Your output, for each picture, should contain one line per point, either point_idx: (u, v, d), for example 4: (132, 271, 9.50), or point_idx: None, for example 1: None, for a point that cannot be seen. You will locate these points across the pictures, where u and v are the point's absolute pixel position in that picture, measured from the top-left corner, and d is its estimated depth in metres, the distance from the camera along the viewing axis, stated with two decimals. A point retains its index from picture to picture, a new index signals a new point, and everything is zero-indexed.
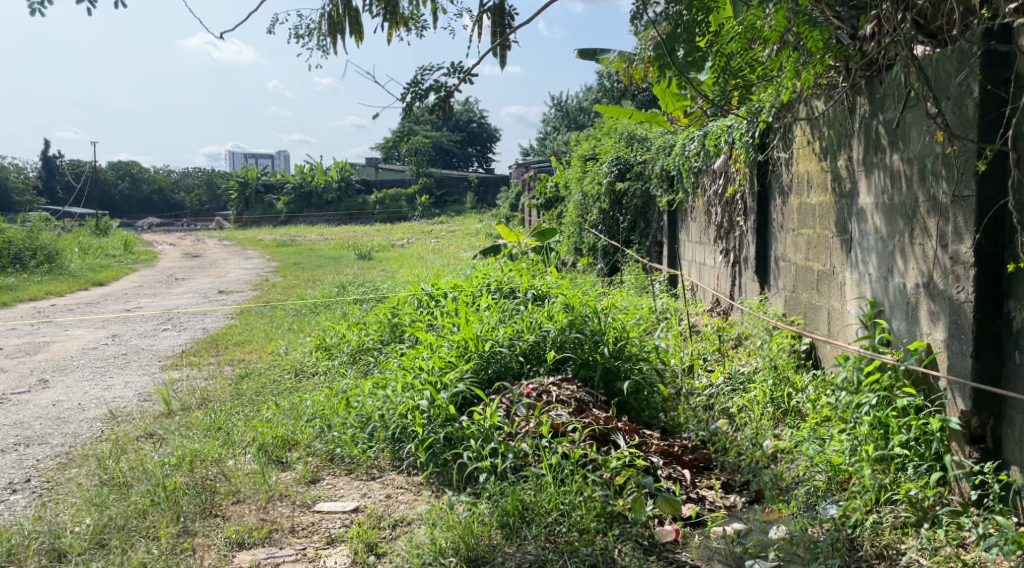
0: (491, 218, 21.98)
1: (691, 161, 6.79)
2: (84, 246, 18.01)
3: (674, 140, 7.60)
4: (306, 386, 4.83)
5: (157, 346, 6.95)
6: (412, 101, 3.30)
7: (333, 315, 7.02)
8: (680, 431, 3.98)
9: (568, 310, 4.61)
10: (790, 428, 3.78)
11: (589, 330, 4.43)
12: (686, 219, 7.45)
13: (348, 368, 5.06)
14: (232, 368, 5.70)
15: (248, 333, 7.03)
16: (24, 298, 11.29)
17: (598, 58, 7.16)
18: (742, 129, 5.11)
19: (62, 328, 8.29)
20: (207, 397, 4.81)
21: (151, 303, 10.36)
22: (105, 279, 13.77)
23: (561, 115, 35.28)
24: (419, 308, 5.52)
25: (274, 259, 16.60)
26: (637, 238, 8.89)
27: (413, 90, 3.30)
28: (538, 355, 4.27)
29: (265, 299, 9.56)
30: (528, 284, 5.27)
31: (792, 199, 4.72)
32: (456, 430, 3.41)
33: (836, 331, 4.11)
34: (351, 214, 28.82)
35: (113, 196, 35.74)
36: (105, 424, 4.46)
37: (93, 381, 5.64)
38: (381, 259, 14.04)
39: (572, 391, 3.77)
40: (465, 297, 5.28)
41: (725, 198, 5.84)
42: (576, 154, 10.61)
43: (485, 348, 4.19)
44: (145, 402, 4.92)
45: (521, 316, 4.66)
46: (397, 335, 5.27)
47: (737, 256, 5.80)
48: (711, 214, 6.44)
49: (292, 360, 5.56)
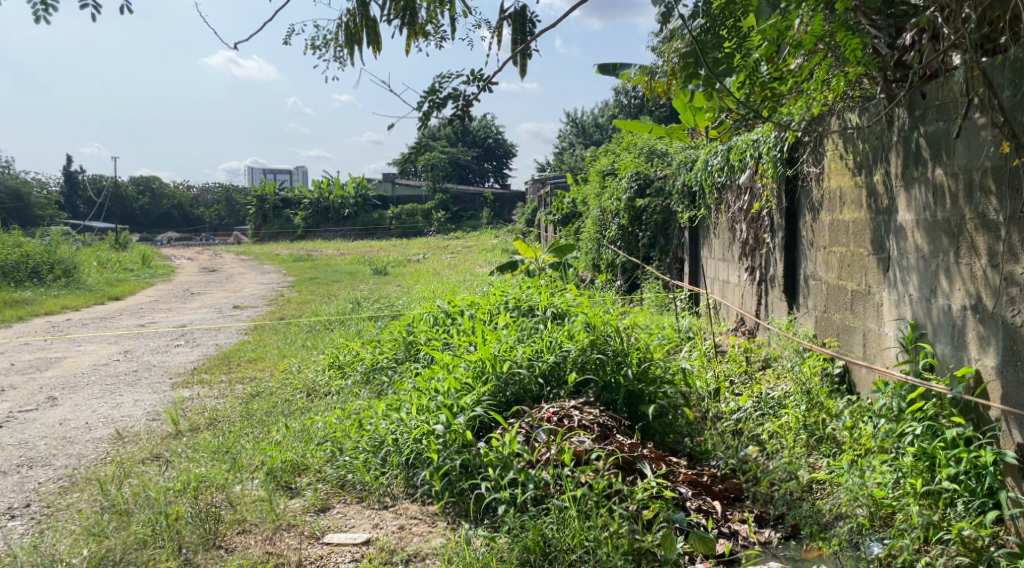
0: (508, 233, 21.83)
1: (714, 176, 6.61)
2: (102, 260, 18.05)
3: (696, 155, 7.43)
4: (318, 406, 4.68)
5: (168, 362, 6.83)
6: (429, 111, 3.15)
7: (347, 332, 6.88)
8: (709, 459, 3.79)
9: (590, 329, 4.43)
10: (827, 458, 3.59)
11: (612, 351, 4.26)
12: (709, 235, 7.28)
13: (361, 388, 4.91)
14: (243, 387, 5.56)
15: (261, 350, 6.91)
16: (40, 312, 11.26)
17: (618, 73, 7.01)
18: (770, 142, 4.94)
19: (75, 343, 8.20)
20: (217, 417, 4.67)
21: (166, 318, 10.29)
22: (121, 293, 13.73)
23: (578, 131, 35.18)
24: (435, 326, 5.35)
25: (290, 274, 16.53)
26: (657, 255, 8.71)
27: (430, 99, 3.16)
28: (558, 377, 4.09)
29: (279, 315, 9.45)
30: (547, 301, 5.09)
31: (823, 216, 4.53)
32: (474, 457, 3.23)
33: (872, 354, 3.91)
34: (368, 229, 28.82)
35: (132, 211, 35.95)
36: (111, 445, 4.33)
37: (102, 399, 5.51)
38: (397, 275, 13.94)
39: (594, 416, 3.59)
40: (482, 315, 5.11)
41: (750, 214, 5.71)
42: (594, 169, 10.46)
43: (504, 369, 4.01)
44: (154, 421, 4.78)
45: (540, 335, 4.49)
46: (412, 354, 5.11)
47: (763, 273, 5.63)
48: (736, 231, 6.28)
49: (304, 378, 5.41)
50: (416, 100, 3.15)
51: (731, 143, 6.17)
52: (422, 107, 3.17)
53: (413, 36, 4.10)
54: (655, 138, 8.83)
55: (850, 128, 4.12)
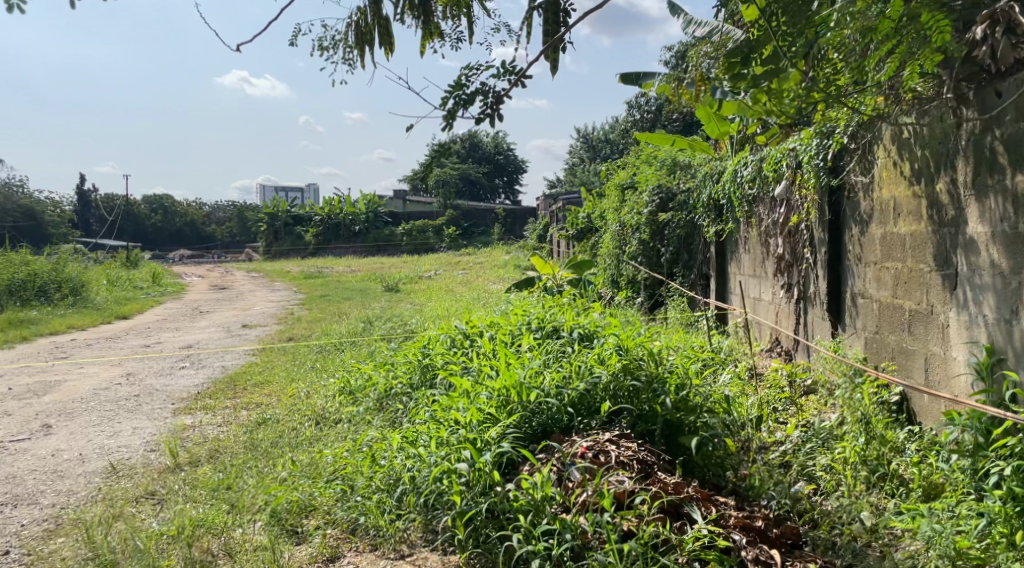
0: (520, 249, 21.54)
1: (743, 188, 6.28)
2: (111, 278, 17.81)
3: (724, 165, 7.09)
4: (328, 436, 4.35)
5: (171, 386, 6.51)
6: (454, 107, 3.17)
7: (358, 354, 6.54)
8: (761, 498, 3.43)
9: (622, 353, 4.08)
10: (894, 499, 3.23)
11: (646, 376, 3.91)
12: (737, 250, 6.95)
13: (374, 416, 4.58)
14: (248, 413, 5.23)
15: (268, 372, 6.59)
16: (44, 333, 10.98)
17: (642, 82, 6.71)
18: (811, 150, 4.59)
19: (77, 365, 7.89)
20: (218, 448, 4.34)
21: (172, 338, 9.98)
22: (129, 312, 13.46)
23: (589, 147, 34.95)
24: (453, 348, 5.01)
25: (300, 292, 16.24)
26: (680, 271, 8.34)
27: (456, 94, 3.16)
28: (589, 406, 3.74)
29: (289, 334, 9.14)
30: (572, 322, 4.73)
31: (874, 228, 4.19)
32: (502, 500, 2.89)
33: (936, 381, 3.60)
34: (379, 245, 28.64)
35: (144, 228, 35.87)
36: (104, 480, 4.02)
37: (99, 427, 5.20)
38: (409, 291, 13.63)
39: (633, 451, 3.24)
40: (503, 337, 4.76)
41: (787, 227, 5.37)
42: (613, 182, 10.14)
43: (531, 398, 3.66)
44: (152, 453, 4.45)
45: (569, 359, 4.14)
46: (428, 378, 4.76)
47: (802, 291, 5.27)
48: (770, 245, 5.93)
49: (313, 405, 5.08)
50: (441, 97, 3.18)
51: (764, 152, 5.84)
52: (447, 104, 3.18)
53: (429, 35, 3.86)
54: (677, 150, 8.51)
55: (904, 133, 3.80)
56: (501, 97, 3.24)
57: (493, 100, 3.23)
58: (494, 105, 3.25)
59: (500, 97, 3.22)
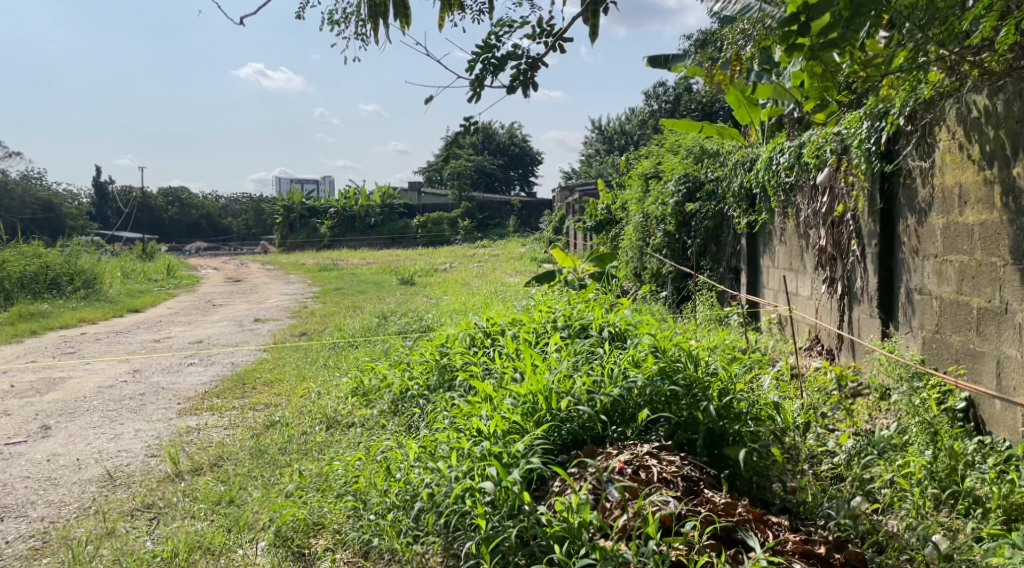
0: (535, 241, 21.19)
1: (779, 177, 5.95)
2: (125, 270, 17.62)
3: (757, 152, 6.74)
4: (341, 441, 4.07)
5: (178, 384, 6.24)
6: (484, 70, 3.08)
7: (373, 351, 6.24)
8: (817, 517, 3.12)
9: (659, 354, 3.76)
10: (971, 521, 2.95)
11: (685, 381, 3.59)
12: (771, 243, 6.63)
13: (390, 420, 4.30)
14: (256, 415, 4.95)
15: (279, 370, 6.32)
16: (55, 326, 10.76)
17: (670, 65, 6.35)
18: (860, 134, 4.25)
19: (83, 362, 7.63)
20: (222, 454, 4.06)
21: (183, 332, 9.72)
22: (142, 305, 13.24)
23: (605, 138, 34.52)
24: (472, 347, 4.69)
25: (314, 284, 16.01)
26: (708, 263, 7.95)
27: (485, 57, 3.09)
28: (623, 414, 3.42)
29: (302, 329, 8.88)
30: (602, 319, 4.41)
31: (934, 219, 3.86)
32: (532, 524, 2.58)
33: (1012, 386, 3.33)
34: (394, 237, 28.42)
35: (161, 220, 35.74)
36: (100, 490, 3.73)
37: (99, 429, 4.93)
38: (425, 285, 13.37)
39: (676, 466, 2.93)
40: (527, 336, 4.44)
41: (831, 218, 5.04)
42: (636, 172, 9.81)
43: (562, 405, 3.33)
44: (152, 459, 4.17)
45: (599, 361, 3.82)
46: (445, 380, 4.44)
47: (847, 286, 4.92)
48: (809, 237, 5.59)
49: (323, 407, 4.78)
50: (470, 62, 3.09)
51: (805, 137, 5.49)
52: (477, 68, 3.09)
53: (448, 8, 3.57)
54: (704, 138, 8.15)
55: (974, 113, 3.52)
56: (537, 60, 3.12)
57: (527, 65, 3.11)
58: (528, 71, 3.12)
59: (534, 61, 3.12)
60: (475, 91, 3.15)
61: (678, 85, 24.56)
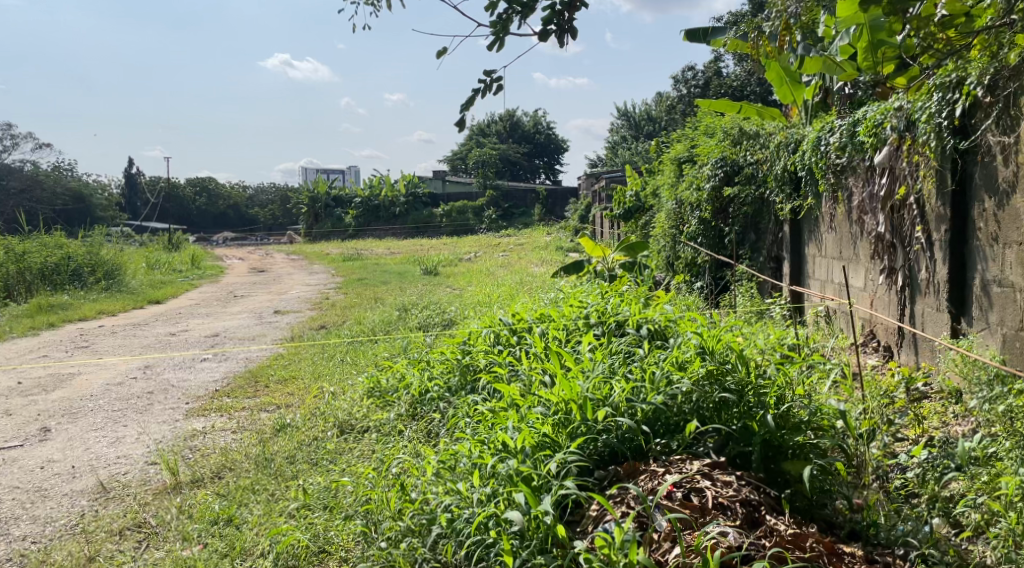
0: (561, 230, 20.80)
1: (830, 157, 5.54)
2: (148, 261, 17.43)
3: (803, 133, 6.30)
4: (355, 449, 3.73)
5: (189, 381, 5.93)
6: (509, 10, 2.67)
7: (392, 346, 5.89)
8: (894, 546, 2.73)
9: (707, 356, 3.36)
10: None
11: (736, 385, 3.20)
12: (818, 230, 6.22)
13: (408, 425, 3.96)
14: (268, 417, 4.63)
15: (294, 366, 6.00)
16: (73, 318, 10.53)
17: (710, 39, 5.94)
18: (931, 108, 4.03)
19: (96, 356, 7.35)
20: (226, 463, 3.73)
21: (201, 325, 9.43)
22: (163, 297, 13.01)
23: (631, 124, 34.00)
24: (497, 346, 4.31)
25: (338, 275, 15.74)
26: (748, 253, 7.46)
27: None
28: (667, 424, 3.06)
29: (321, 322, 8.57)
30: (640, 314, 4.02)
31: (1018, 202, 3.60)
32: (569, 563, 2.23)
33: None
34: (418, 227, 28.13)
35: (188, 210, 35.73)
36: (90, 504, 3.42)
37: (101, 431, 4.62)
38: (449, 275, 13.03)
39: (734, 489, 2.57)
40: (557, 333, 4.06)
41: (890, 202, 4.71)
42: (668, 156, 9.38)
43: (600, 415, 2.93)
44: (151, 467, 3.85)
45: (639, 362, 3.43)
46: (468, 382, 4.09)
47: (909, 278, 4.58)
48: (863, 224, 5.18)
49: (337, 408, 4.44)
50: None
51: (861, 113, 5.08)
52: (500, 8, 2.67)
53: None
54: (742, 120, 7.70)
55: None
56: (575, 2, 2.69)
57: (561, 6, 2.69)
58: (561, 13, 2.71)
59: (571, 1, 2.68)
60: (498, 37, 2.72)
61: (707, 68, 23.99)
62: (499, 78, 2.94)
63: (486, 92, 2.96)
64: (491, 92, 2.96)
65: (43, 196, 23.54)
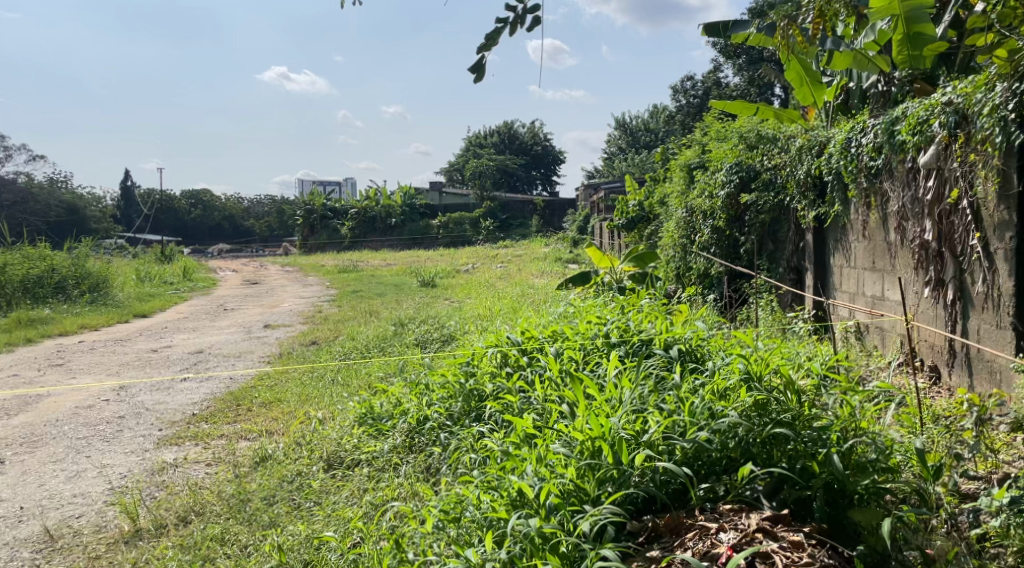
0: (559, 241, 20.34)
1: (864, 160, 5.11)
2: (137, 273, 16.89)
3: (828, 134, 5.86)
4: (345, 487, 3.26)
5: (165, 403, 5.42)
6: None
7: (386, 366, 5.40)
8: None
9: (754, 384, 2.91)
10: None
11: (788, 418, 2.76)
12: (846, 239, 5.77)
13: (404, 458, 3.48)
14: (248, 446, 4.15)
15: (280, 387, 5.51)
16: (53, 334, 10.00)
17: (730, 33, 5.51)
18: (995, 100, 3.65)
19: (68, 376, 6.82)
20: (194, 503, 3.25)
21: (186, 341, 8.90)
22: (150, 310, 12.47)
23: (628, 135, 33.64)
24: (502, 367, 3.83)
25: (332, 287, 15.24)
26: (765, 262, 7.01)
27: None
28: (712, 466, 2.61)
29: (312, 337, 8.07)
30: (666, 333, 3.55)
31: None
32: None
33: None
34: (415, 238, 27.67)
35: (183, 222, 35.16)
36: (32, 557, 2.94)
37: (60, 463, 4.12)
38: (446, 287, 12.57)
39: (807, 555, 2.11)
40: (572, 353, 3.59)
41: (938, 206, 4.29)
42: (676, 163, 8.93)
43: (636, 458, 2.45)
44: (108, 510, 3.35)
45: (671, 389, 2.98)
46: (473, 409, 3.62)
47: (962, 291, 4.18)
48: (904, 231, 4.74)
49: (325, 437, 3.95)
50: None
51: (899, 110, 4.64)
52: None
53: None
54: (759, 123, 7.25)
55: None
56: None
57: None
58: None
59: None
60: None
61: (706, 78, 23.64)
62: (532, 11, 2.86)
63: (515, 26, 2.90)
64: (521, 26, 2.89)
65: (36, 208, 22.97)
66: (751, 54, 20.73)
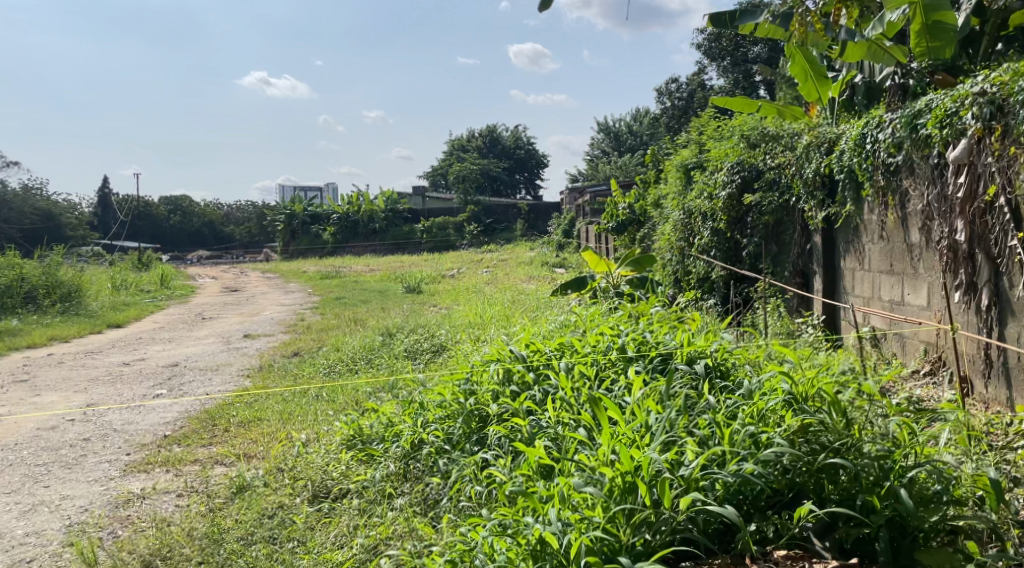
0: (545, 245, 19.98)
1: (882, 156, 4.80)
2: (112, 281, 16.35)
3: (837, 130, 5.53)
4: (331, 524, 2.90)
5: (134, 423, 5.01)
6: None
7: (373, 381, 5.01)
8: None
9: (799, 406, 2.58)
10: None
11: (843, 445, 2.42)
12: (859, 240, 5.46)
13: (399, 489, 3.11)
14: (223, 473, 3.76)
15: (258, 404, 5.12)
16: (21, 346, 9.52)
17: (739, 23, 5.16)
18: None
19: (32, 392, 6.38)
20: (161, 545, 2.89)
21: (161, 353, 8.46)
22: (125, 319, 11.98)
23: (612, 138, 33.33)
24: (505, 384, 3.47)
25: (314, 293, 14.80)
26: (768, 265, 6.69)
27: None
28: (759, 501, 2.29)
29: (293, 349, 7.65)
30: (688, 345, 3.20)
31: None
32: None
33: None
34: (399, 243, 27.24)
35: (162, 228, 34.50)
36: None
37: (14, 495, 3.73)
38: (432, 293, 12.18)
39: None
40: (584, 368, 3.23)
41: (970, 204, 3.99)
42: (672, 163, 8.59)
43: (679, 501, 2.11)
44: (65, 552, 2.98)
45: (703, 411, 2.63)
46: (474, 431, 3.27)
47: (999, 295, 3.88)
48: (929, 231, 4.43)
49: (309, 462, 3.57)
50: None
51: (923, 102, 4.32)
52: None
53: None
54: (761, 120, 6.92)
55: None
56: None
57: None
58: None
59: None
60: None
61: (691, 81, 23.34)
62: None
63: None
64: None
65: (10, 216, 22.33)
66: (737, 56, 20.42)
